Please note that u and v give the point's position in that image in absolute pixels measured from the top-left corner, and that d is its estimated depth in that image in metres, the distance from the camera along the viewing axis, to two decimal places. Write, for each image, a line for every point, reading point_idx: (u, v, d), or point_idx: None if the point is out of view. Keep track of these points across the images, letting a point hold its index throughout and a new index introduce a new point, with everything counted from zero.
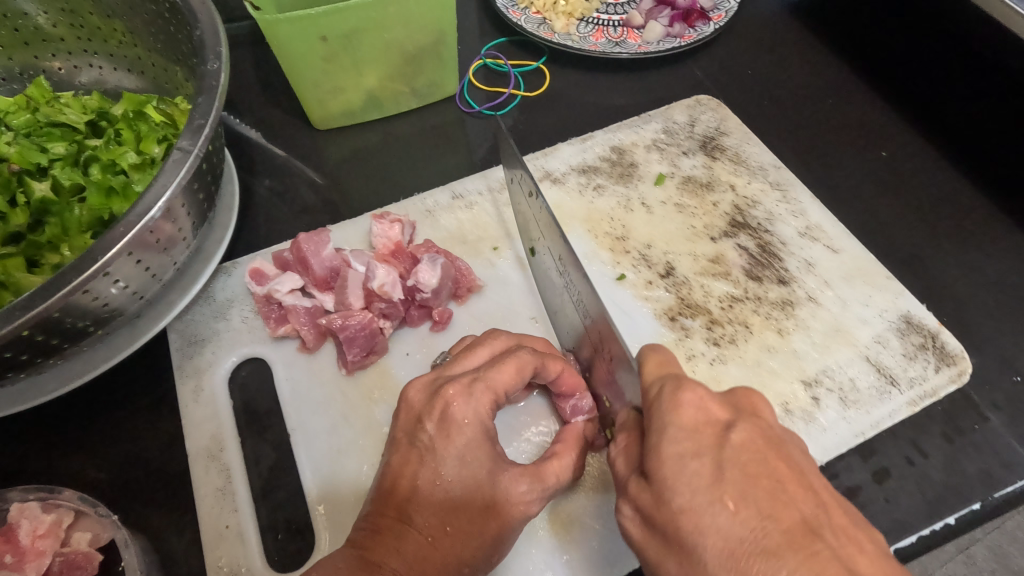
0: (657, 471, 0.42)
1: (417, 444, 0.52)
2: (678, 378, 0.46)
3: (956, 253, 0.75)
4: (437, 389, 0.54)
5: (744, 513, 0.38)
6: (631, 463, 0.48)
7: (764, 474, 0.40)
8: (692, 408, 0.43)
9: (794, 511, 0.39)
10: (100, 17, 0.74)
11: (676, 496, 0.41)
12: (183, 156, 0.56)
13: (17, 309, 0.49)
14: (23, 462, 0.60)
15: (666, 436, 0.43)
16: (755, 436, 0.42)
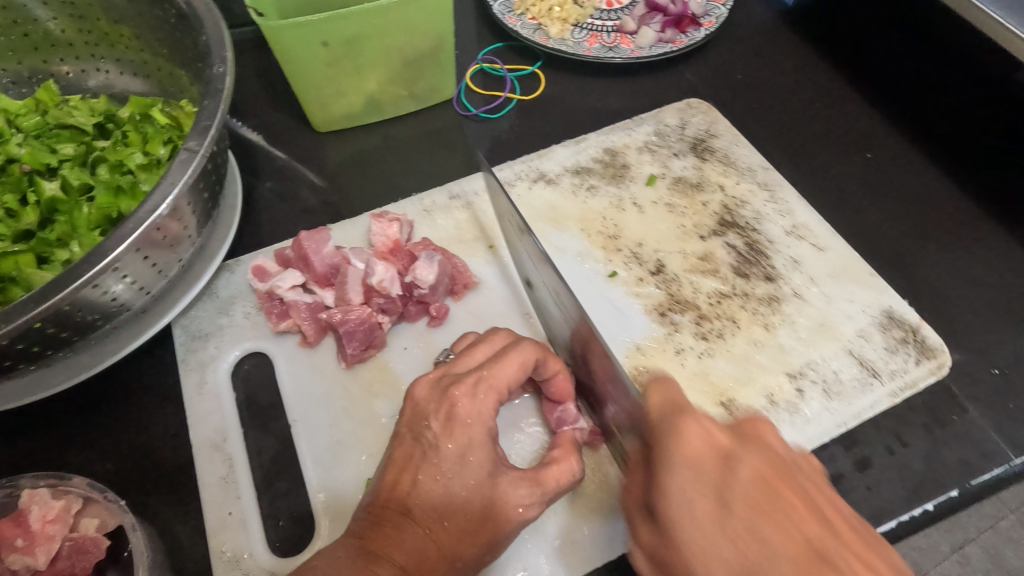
0: (665, 510, 0.43)
1: (421, 440, 0.55)
2: (681, 410, 0.47)
3: (938, 251, 0.77)
4: (445, 388, 0.57)
5: (750, 548, 0.40)
6: (636, 500, 0.50)
7: (769, 507, 0.42)
8: (698, 443, 0.44)
9: (801, 540, 0.41)
10: (107, 23, 0.76)
11: (681, 538, 0.42)
12: (190, 156, 0.58)
13: (31, 301, 0.52)
14: (32, 453, 0.62)
15: (672, 474, 0.44)
16: (761, 468, 0.44)
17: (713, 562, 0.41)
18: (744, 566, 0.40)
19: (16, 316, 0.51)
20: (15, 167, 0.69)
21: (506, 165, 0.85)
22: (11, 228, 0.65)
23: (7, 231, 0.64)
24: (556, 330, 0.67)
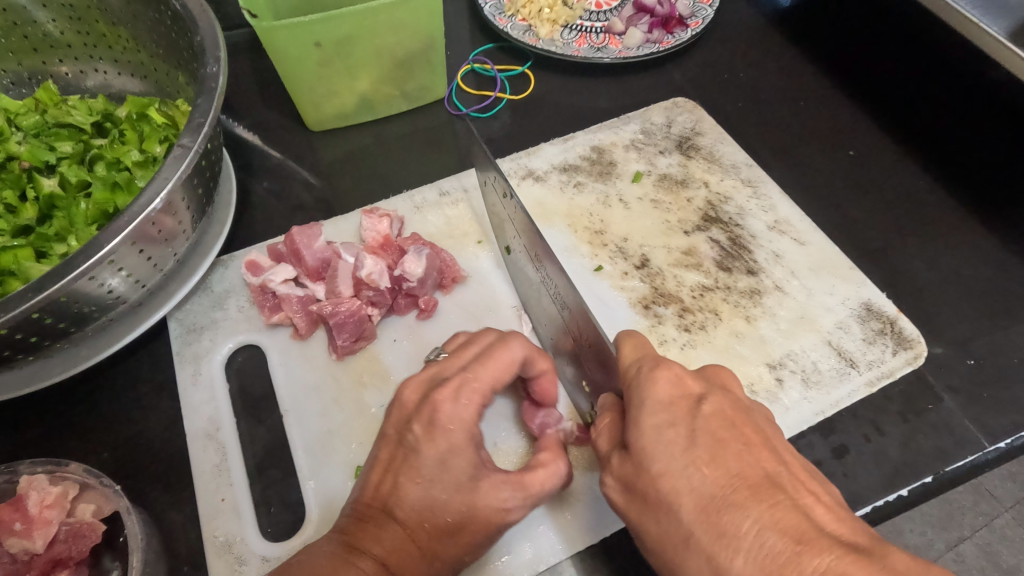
0: (636, 441, 0.47)
1: (403, 443, 0.54)
2: (655, 359, 0.52)
3: (918, 245, 0.79)
4: (428, 393, 0.56)
5: (714, 472, 0.44)
6: (609, 441, 0.53)
7: (731, 438, 0.46)
8: (668, 385, 0.49)
9: (758, 469, 0.45)
10: (105, 24, 0.78)
11: (653, 464, 0.46)
12: (184, 152, 0.60)
13: (30, 291, 0.53)
14: (30, 442, 0.64)
15: (644, 410, 0.48)
16: (723, 406, 0.48)
17: (681, 484, 0.44)
18: (709, 487, 0.44)
19: (15, 305, 0.53)
20: (15, 164, 0.71)
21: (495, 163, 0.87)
22: (10, 223, 0.66)
23: (7, 227, 0.66)
24: (552, 329, 0.68)
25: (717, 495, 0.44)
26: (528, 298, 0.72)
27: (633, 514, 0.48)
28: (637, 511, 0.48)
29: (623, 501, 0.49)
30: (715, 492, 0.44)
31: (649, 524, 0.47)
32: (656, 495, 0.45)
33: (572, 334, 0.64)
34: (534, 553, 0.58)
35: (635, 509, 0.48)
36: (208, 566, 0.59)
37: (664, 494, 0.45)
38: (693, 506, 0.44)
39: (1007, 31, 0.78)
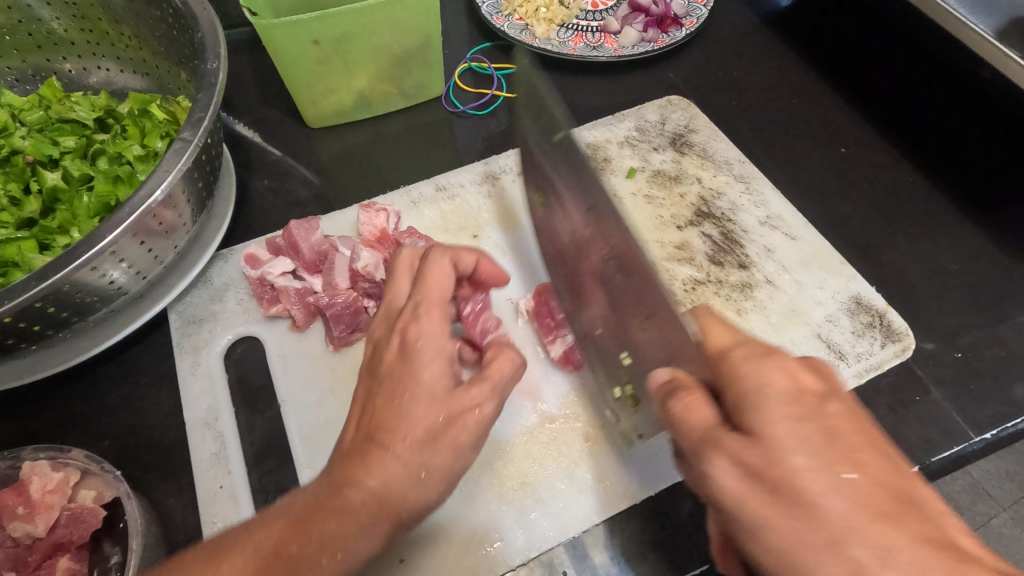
0: (763, 429, 0.38)
1: (376, 374, 0.52)
2: (765, 348, 0.44)
3: (908, 241, 0.80)
4: (394, 323, 0.54)
5: (864, 479, 0.35)
6: (705, 423, 0.42)
7: (870, 442, 0.38)
8: (783, 374, 0.41)
9: (907, 483, 0.37)
10: (108, 22, 0.80)
11: (794, 456, 0.37)
12: (184, 145, 0.62)
13: (33, 280, 0.55)
14: (33, 431, 0.65)
15: (767, 398, 0.40)
16: (853, 407, 0.40)
17: (829, 485, 0.35)
18: (864, 496, 0.35)
19: (18, 293, 0.54)
20: (19, 158, 0.72)
21: (492, 159, 0.88)
22: (14, 216, 0.68)
23: (10, 219, 0.67)
24: (590, 293, 0.65)
25: (870, 506, 0.34)
26: (550, 261, 0.71)
27: (749, 513, 0.37)
28: (756, 508, 0.37)
29: (741, 497, 0.38)
30: (869, 501, 0.35)
31: (774, 525, 0.36)
32: (796, 495, 0.36)
33: (628, 300, 0.60)
34: (526, 540, 0.59)
35: (753, 504, 0.37)
36: None
37: (806, 492, 0.35)
38: (851, 515, 0.34)
39: (993, 30, 0.80)
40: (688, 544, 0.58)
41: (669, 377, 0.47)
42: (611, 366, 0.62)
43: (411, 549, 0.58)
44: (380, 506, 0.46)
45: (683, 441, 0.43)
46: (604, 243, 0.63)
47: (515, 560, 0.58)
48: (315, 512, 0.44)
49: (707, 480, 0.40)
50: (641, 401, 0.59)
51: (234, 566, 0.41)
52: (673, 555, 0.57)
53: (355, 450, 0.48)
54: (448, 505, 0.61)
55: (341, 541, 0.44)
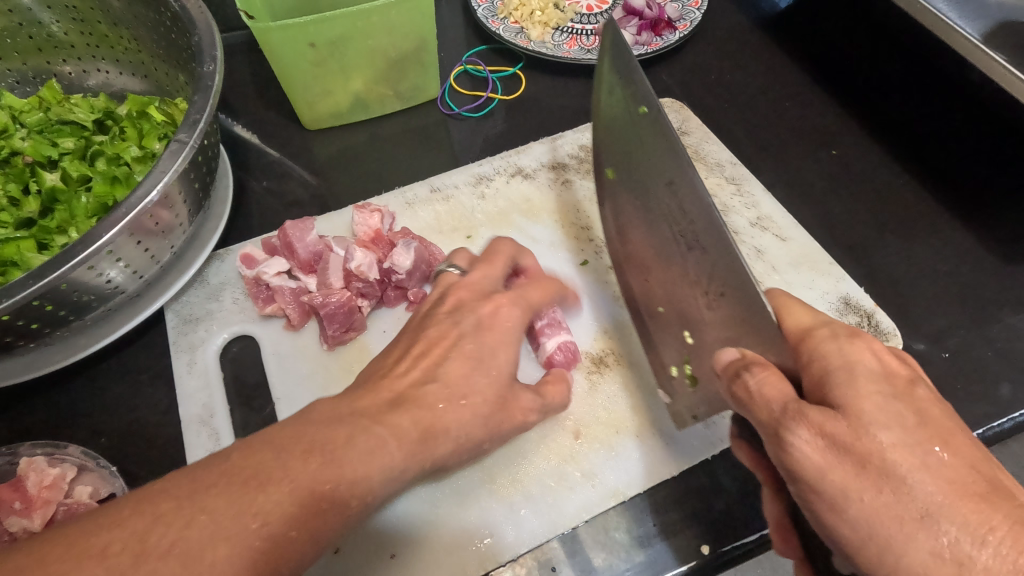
0: (855, 404, 0.43)
1: (457, 329, 0.59)
2: (851, 330, 0.49)
3: (896, 242, 0.81)
4: (486, 295, 0.63)
5: (951, 457, 0.41)
6: (786, 397, 0.46)
7: (955, 427, 0.43)
8: (871, 355, 0.47)
9: (985, 466, 0.42)
10: (107, 25, 0.81)
11: (882, 432, 0.42)
12: (180, 146, 0.63)
13: (30, 278, 0.55)
14: (29, 427, 0.66)
15: (859, 374, 0.45)
16: (934, 395, 0.46)
17: (919, 460, 0.41)
18: (948, 472, 0.41)
19: (17, 291, 0.55)
20: (19, 159, 0.73)
21: (486, 160, 0.89)
22: (13, 216, 0.69)
23: (10, 219, 0.68)
24: (662, 270, 0.65)
25: (958, 483, 0.40)
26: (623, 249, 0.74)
27: (833, 483, 0.42)
28: (841, 479, 0.42)
29: (821, 464, 0.43)
30: (954, 475, 0.40)
31: (862, 496, 0.41)
32: (885, 466, 0.41)
33: (698, 276, 0.59)
34: (515, 536, 0.60)
35: (837, 474, 0.42)
36: None
37: (897, 466, 0.41)
38: (939, 490, 0.40)
39: (979, 34, 0.81)
40: (677, 542, 0.58)
41: (739, 355, 0.51)
42: (671, 345, 0.65)
43: (402, 545, 0.59)
44: (418, 446, 0.50)
45: (756, 414, 0.47)
46: (677, 221, 0.61)
47: (505, 556, 0.59)
48: (347, 448, 0.46)
49: (783, 447, 0.45)
50: (700, 381, 0.62)
51: (273, 496, 0.41)
52: (662, 552, 0.58)
53: (382, 395, 0.52)
54: (438, 504, 0.62)
55: (371, 480, 0.46)
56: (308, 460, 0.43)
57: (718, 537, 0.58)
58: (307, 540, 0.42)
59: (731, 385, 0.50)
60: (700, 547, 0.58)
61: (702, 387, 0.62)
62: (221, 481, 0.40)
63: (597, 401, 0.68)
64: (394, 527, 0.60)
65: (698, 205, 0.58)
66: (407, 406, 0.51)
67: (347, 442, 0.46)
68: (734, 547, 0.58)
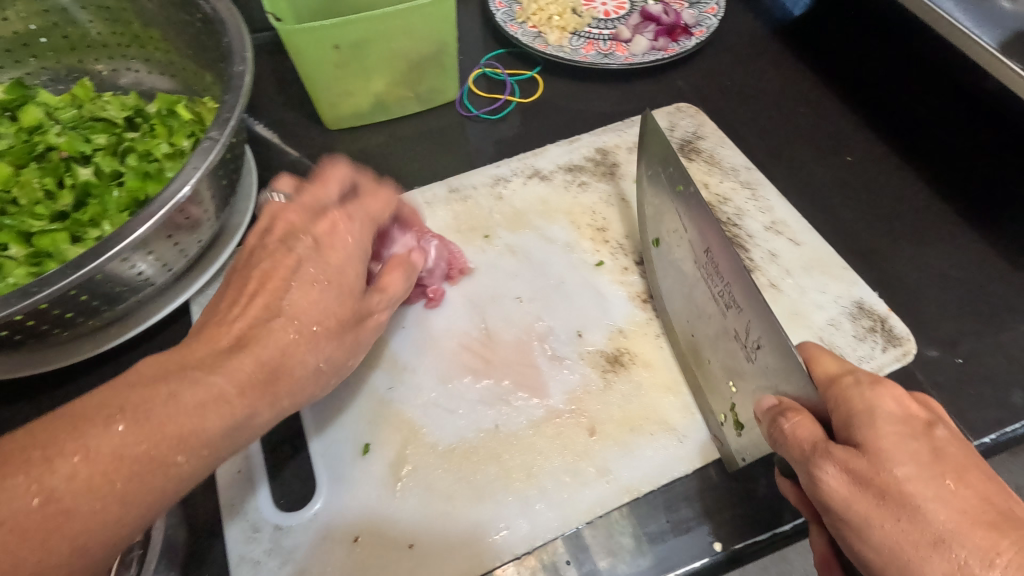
0: (872, 440, 0.45)
1: (290, 255, 0.56)
2: (872, 374, 0.50)
3: (910, 248, 0.82)
4: (320, 214, 0.60)
5: (964, 490, 0.43)
6: (815, 436, 0.48)
7: (973, 464, 0.45)
8: (892, 399, 0.48)
9: (1004, 502, 0.43)
10: (138, 26, 0.83)
11: (899, 467, 0.44)
12: (212, 143, 0.65)
13: (69, 268, 0.57)
14: (58, 413, 0.68)
15: (878, 415, 0.47)
16: (953, 434, 0.47)
17: (935, 491, 0.43)
18: (960, 502, 0.42)
19: (56, 280, 0.57)
20: (54, 154, 0.75)
21: (503, 162, 0.91)
22: (48, 208, 0.71)
23: (45, 212, 0.70)
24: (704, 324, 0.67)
25: (972, 512, 0.42)
26: (671, 288, 0.73)
27: (856, 512, 0.45)
28: (863, 509, 0.44)
29: (844, 496, 0.45)
30: (967, 507, 0.42)
31: (883, 524, 0.43)
32: (900, 495, 0.43)
33: (737, 329, 0.61)
34: (530, 529, 0.61)
35: (860, 504, 0.45)
36: (223, 531, 0.62)
37: (912, 496, 0.43)
38: (951, 519, 0.41)
39: (998, 43, 0.81)
40: (689, 539, 0.60)
41: (776, 401, 0.54)
42: (717, 388, 0.65)
43: (419, 535, 0.61)
44: (267, 383, 0.50)
45: (788, 452, 0.51)
46: (716, 282, 0.64)
47: (520, 548, 0.60)
48: (167, 405, 0.44)
49: (812, 479, 0.48)
50: (747, 425, 0.61)
51: (67, 467, 0.39)
52: (675, 547, 0.60)
53: (222, 338, 0.50)
54: (453, 502, 0.63)
55: (203, 434, 0.45)
56: (113, 424, 0.42)
57: (730, 536, 0.60)
58: (124, 503, 0.41)
59: (769, 427, 0.52)
60: (711, 544, 0.60)
61: (750, 430, 0.61)
62: (20, 453, 0.40)
63: (613, 399, 0.69)
64: (412, 517, 0.62)
65: (731, 267, 0.61)
66: (250, 346, 0.50)
67: (172, 398, 0.45)
68: (745, 546, 0.60)
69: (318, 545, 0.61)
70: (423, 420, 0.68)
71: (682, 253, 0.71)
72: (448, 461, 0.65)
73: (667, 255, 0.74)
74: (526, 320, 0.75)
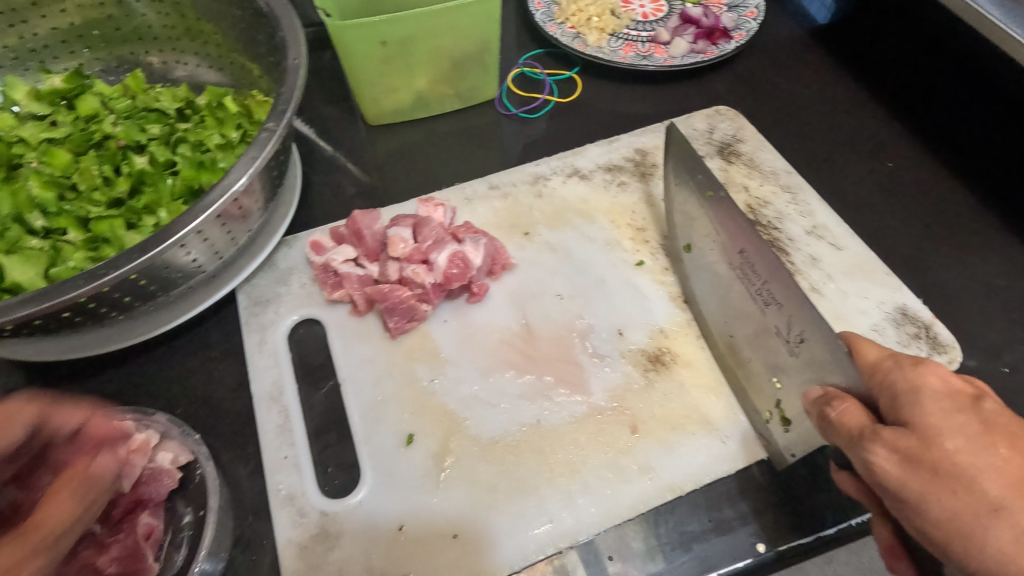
0: (920, 419, 0.46)
1: None
2: (914, 357, 0.51)
3: (953, 255, 0.81)
4: None
5: (1016, 459, 0.44)
6: (862, 423, 0.50)
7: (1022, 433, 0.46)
8: (937, 377, 0.49)
9: None
10: (191, 19, 0.85)
11: (948, 440, 0.45)
12: (269, 134, 0.66)
13: (135, 252, 0.59)
14: (110, 395, 0.70)
15: (923, 394, 0.48)
16: (1000, 405, 0.48)
17: (985, 462, 0.44)
18: (1015, 470, 0.43)
19: (122, 264, 0.58)
20: (111, 142, 0.77)
21: (542, 161, 0.91)
22: (105, 195, 0.73)
23: (103, 199, 0.72)
24: (744, 322, 0.68)
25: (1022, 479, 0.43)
26: (709, 288, 0.74)
27: (911, 490, 0.45)
28: (918, 487, 0.45)
29: (898, 477, 0.46)
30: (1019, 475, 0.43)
31: (939, 497, 0.44)
32: (954, 472, 0.44)
33: (779, 325, 0.64)
34: (573, 524, 0.61)
35: (914, 483, 0.45)
36: (271, 516, 0.63)
37: (965, 470, 0.44)
38: (1005, 488, 0.43)
39: None
40: (732, 539, 0.60)
41: (822, 392, 0.55)
42: (760, 387, 0.66)
43: (463, 526, 0.62)
44: None
45: (838, 440, 0.51)
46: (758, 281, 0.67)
47: (563, 543, 0.61)
48: None
49: (864, 465, 0.48)
50: (795, 420, 0.62)
51: None
52: (717, 547, 0.60)
53: None
54: (494, 497, 0.63)
55: None
56: None
57: (774, 537, 0.60)
58: None
59: (817, 418, 0.54)
60: (754, 546, 0.59)
61: (798, 424, 0.62)
62: None
63: (655, 397, 0.69)
64: (456, 508, 0.63)
65: (770, 266, 0.67)
66: None
67: None
68: (790, 547, 0.59)
69: (363, 532, 0.62)
70: (464, 412, 0.68)
71: (716, 256, 0.73)
72: (490, 454, 0.66)
73: (700, 260, 0.75)
74: (567, 317, 0.76)
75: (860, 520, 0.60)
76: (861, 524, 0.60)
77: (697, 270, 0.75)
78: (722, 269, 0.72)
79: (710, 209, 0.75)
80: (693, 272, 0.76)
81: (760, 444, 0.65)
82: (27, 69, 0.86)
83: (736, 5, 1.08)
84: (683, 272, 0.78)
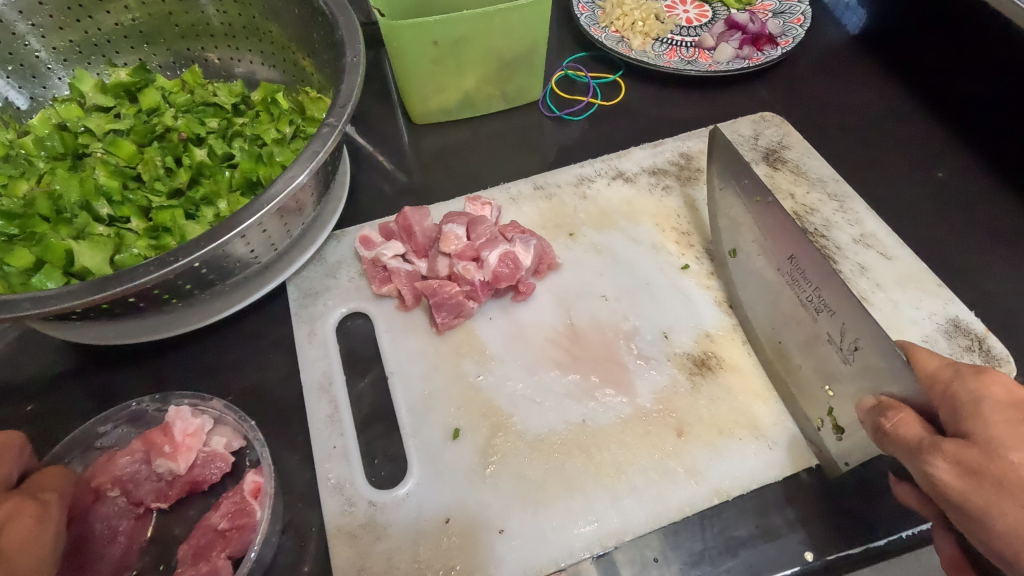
0: (981, 431, 0.46)
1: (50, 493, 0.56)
2: (975, 368, 0.50)
3: (1010, 269, 0.80)
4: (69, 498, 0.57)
5: None
6: (920, 435, 0.49)
7: None
8: (1000, 390, 0.48)
9: None
10: (247, 16, 0.87)
11: (1013, 453, 0.44)
12: (330, 130, 0.67)
13: (203, 240, 0.60)
14: (164, 378, 0.72)
15: (985, 405, 0.47)
16: None
17: None
18: None
19: (190, 252, 0.59)
20: (172, 135, 0.80)
21: (588, 163, 0.92)
22: (166, 185, 0.75)
23: (164, 189, 0.75)
24: (793, 329, 0.68)
25: None
26: (755, 292, 0.73)
27: (975, 504, 0.44)
28: (983, 500, 0.44)
29: (960, 489, 0.45)
30: None
31: (1004, 511, 0.43)
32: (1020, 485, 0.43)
33: (832, 332, 0.62)
34: (621, 523, 0.62)
35: (977, 496, 0.44)
36: (321, 503, 0.64)
37: None
38: None
39: None
40: (780, 545, 0.59)
41: (876, 402, 0.55)
42: (812, 395, 0.65)
43: (510, 521, 0.62)
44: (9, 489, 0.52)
45: (895, 451, 0.51)
46: (808, 287, 0.66)
47: (609, 542, 0.61)
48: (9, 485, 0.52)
49: (925, 476, 0.48)
50: (849, 428, 0.61)
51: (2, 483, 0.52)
52: (764, 553, 0.59)
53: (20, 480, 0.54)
54: (540, 496, 0.63)
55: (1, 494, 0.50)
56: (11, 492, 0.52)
57: (823, 546, 0.59)
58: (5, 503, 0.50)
59: (872, 428, 0.54)
60: (803, 553, 0.59)
61: (852, 433, 0.61)
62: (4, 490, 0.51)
63: (701, 401, 0.69)
64: (502, 503, 0.63)
65: (821, 271, 0.64)
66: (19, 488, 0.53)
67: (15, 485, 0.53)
68: (840, 556, 0.59)
69: (412, 524, 0.62)
70: (510, 409, 0.69)
71: (761, 260, 0.72)
72: (537, 450, 0.66)
73: (746, 265, 0.75)
74: (612, 319, 0.76)
75: (911, 532, 0.59)
76: (911, 536, 0.59)
77: (745, 275, 0.74)
78: (770, 273, 0.71)
79: (756, 213, 0.73)
80: (741, 279, 0.75)
81: (811, 451, 0.65)
82: (91, 62, 0.89)
83: (783, 12, 1.08)
84: (729, 278, 0.77)
